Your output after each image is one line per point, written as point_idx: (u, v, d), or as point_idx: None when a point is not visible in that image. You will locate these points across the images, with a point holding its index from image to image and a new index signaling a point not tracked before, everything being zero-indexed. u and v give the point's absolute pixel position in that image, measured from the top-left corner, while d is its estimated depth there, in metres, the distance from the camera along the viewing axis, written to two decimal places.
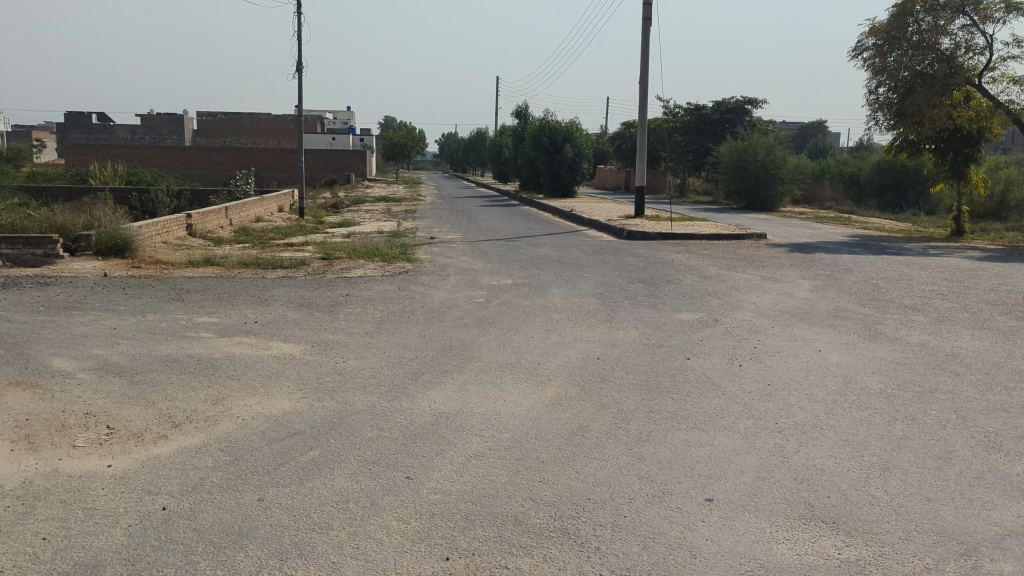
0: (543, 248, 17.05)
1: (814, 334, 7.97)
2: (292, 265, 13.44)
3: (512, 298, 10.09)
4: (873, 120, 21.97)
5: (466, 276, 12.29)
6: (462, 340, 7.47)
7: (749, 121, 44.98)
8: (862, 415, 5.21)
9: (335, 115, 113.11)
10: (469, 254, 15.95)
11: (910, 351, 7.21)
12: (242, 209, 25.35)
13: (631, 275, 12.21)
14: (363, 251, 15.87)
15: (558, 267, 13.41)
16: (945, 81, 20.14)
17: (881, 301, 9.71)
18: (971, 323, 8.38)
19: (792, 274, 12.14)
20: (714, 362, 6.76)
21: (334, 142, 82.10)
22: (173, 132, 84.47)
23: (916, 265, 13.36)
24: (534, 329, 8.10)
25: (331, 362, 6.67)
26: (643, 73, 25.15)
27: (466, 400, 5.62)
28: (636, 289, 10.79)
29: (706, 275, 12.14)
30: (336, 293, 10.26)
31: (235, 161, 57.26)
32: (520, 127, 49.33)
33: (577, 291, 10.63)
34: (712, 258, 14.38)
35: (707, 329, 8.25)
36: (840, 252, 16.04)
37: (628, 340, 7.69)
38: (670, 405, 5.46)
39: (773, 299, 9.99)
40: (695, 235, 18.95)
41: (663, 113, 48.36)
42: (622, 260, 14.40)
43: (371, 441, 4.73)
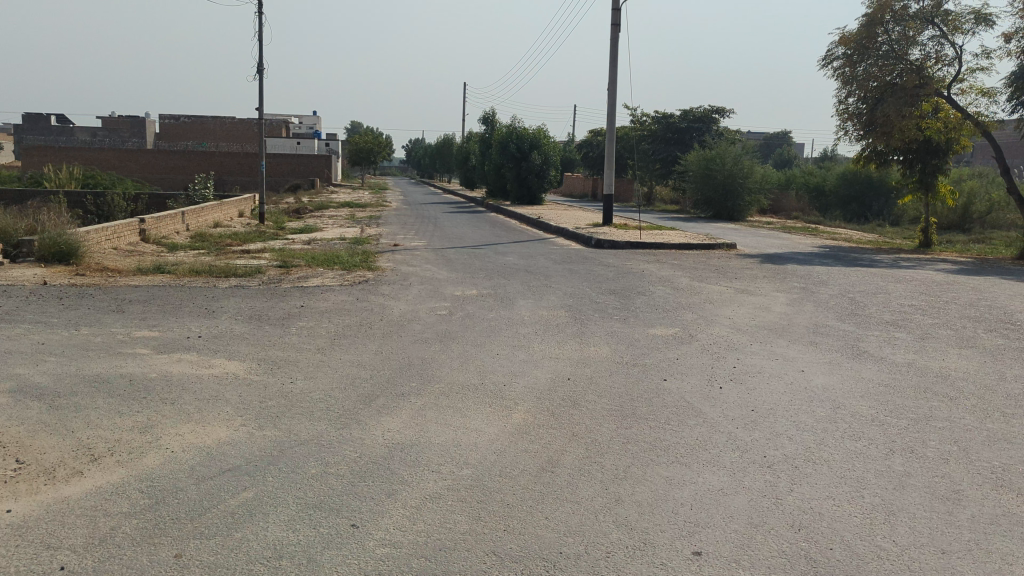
0: (510, 256, 16.56)
1: (795, 352, 7.59)
2: (247, 274, 12.79)
3: (477, 310, 9.59)
4: (842, 130, 21.86)
5: (429, 286, 11.78)
6: (422, 359, 6.94)
7: (716, 130, 45.04)
8: (856, 447, 4.79)
9: (301, 119, 111.72)
10: (433, 262, 15.39)
11: (898, 372, 6.86)
12: (200, 214, 24.51)
13: (601, 286, 11.78)
14: (323, 258, 15.26)
15: (525, 277, 12.93)
16: (915, 92, 20.08)
17: (860, 316, 9.39)
18: (955, 342, 8.09)
19: (766, 287, 11.81)
20: (692, 383, 6.31)
21: (298, 146, 80.97)
22: (134, 135, 82.80)
23: (890, 278, 13.12)
24: (499, 345, 7.60)
25: (277, 384, 6.09)
26: (612, 80, 24.84)
27: (423, 428, 5.10)
28: (607, 302, 10.36)
29: (678, 287, 11.76)
30: (291, 304, 9.65)
31: (196, 164, 56.00)
32: (487, 133, 48.90)
33: (545, 304, 10.16)
34: (683, 269, 14.02)
35: (683, 346, 7.81)
36: (811, 263, 15.78)
37: (599, 357, 7.23)
38: (649, 435, 4.99)
39: (749, 313, 9.61)
40: (665, 245, 18.61)
41: (631, 122, 48.28)
42: (591, 269, 13.98)
43: (314, 479, 4.18)
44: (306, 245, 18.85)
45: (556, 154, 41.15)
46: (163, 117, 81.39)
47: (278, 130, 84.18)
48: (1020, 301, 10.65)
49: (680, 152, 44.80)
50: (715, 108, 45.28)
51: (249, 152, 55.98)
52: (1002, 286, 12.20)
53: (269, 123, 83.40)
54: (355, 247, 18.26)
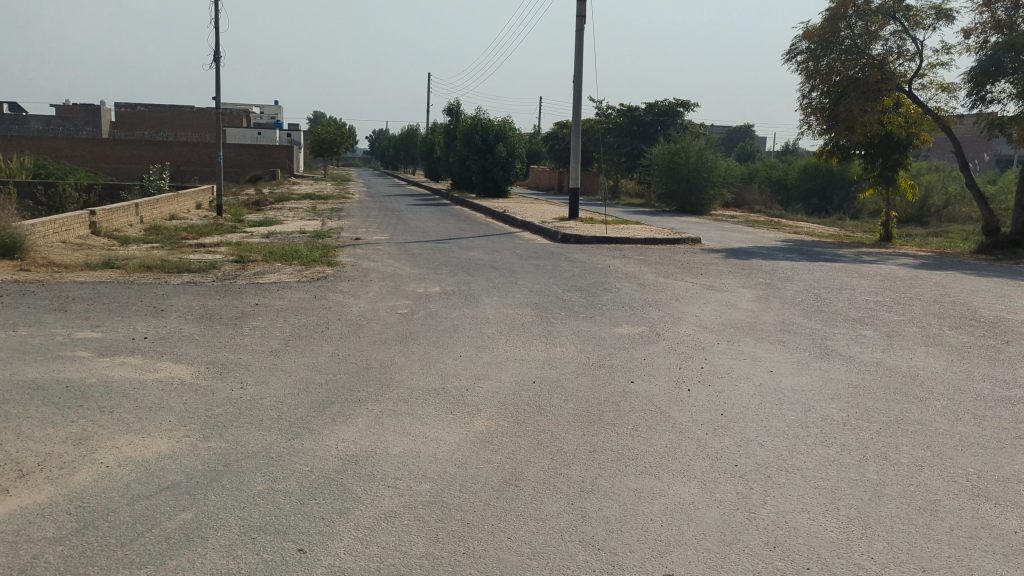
0: (475, 251, 16.29)
1: (762, 351, 7.46)
2: (201, 269, 12.37)
3: (439, 309, 9.33)
4: (805, 124, 21.91)
5: (390, 282, 11.48)
6: (381, 361, 6.67)
7: (681, 123, 45.08)
8: (829, 453, 4.62)
9: (263, 109, 110.05)
10: (396, 257, 15.07)
11: (867, 371, 6.76)
12: (155, 206, 23.85)
13: (566, 282, 11.58)
14: (281, 253, 14.85)
15: (489, 273, 12.69)
16: (877, 87, 20.17)
17: (826, 314, 9.30)
18: (923, 339, 8.02)
19: (732, 283, 11.71)
20: (660, 386, 6.13)
21: (260, 137, 79.70)
22: (90, 124, 80.89)
23: (855, 273, 13.11)
24: (461, 345, 7.35)
25: (226, 390, 5.78)
26: (578, 72, 24.64)
27: (379, 438, 4.84)
28: (573, 299, 10.16)
29: (644, 283, 11.61)
30: (245, 302, 9.30)
31: (154, 155, 54.80)
32: (452, 125, 48.49)
33: (510, 301, 9.92)
34: (649, 264, 13.88)
35: (650, 346, 7.64)
36: (776, 258, 15.75)
37: (565, 358, 7.02)
38: (617, 442, 4.78)
39: (715, 311, 9.47)
40: (630, 240, 18.48)
41: (596, 115, 48.16)
42: (556, 265, 13.78)
43: (260, 497, 3.89)
44: (265, 239, 18.40)
45: (521, 146, 40.87)
46: (119, 105, 79.55)
47: (239, 120, 82.75)
48: (984, 297, 10.67)
49: (645, 145, 44.86)
50: (680, 101, 45.30)
51: (209, 142, 54.89)
52: (965, 281, 12.24)
53: (230, 113, 81.95)
54: (316, 241, 17.85)
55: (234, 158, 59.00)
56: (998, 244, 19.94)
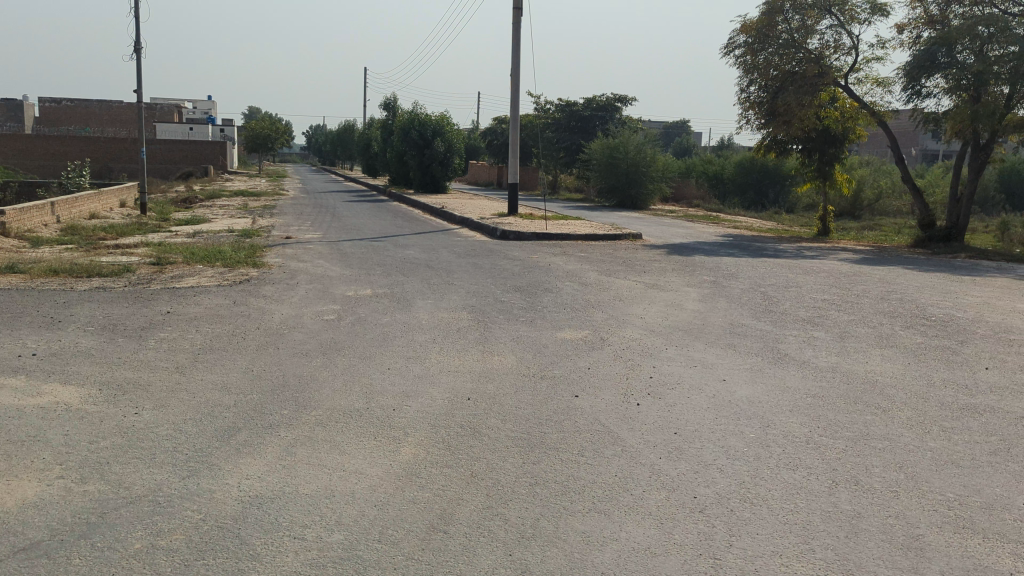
0: (411, 250, 15.62)
1: (712, 357, 7.05)
2: (113, 272, 11.42)
3: (370, 314, 8.66)
4: (744, 119, 21.76)
5: (318, 285, 10.76)
6: (300, 377, 6.01)
7: (619, 118, 44.91)
8: (794, 479, 4.18)
9: (195, 104, 106.90)
10: (327, 257, 14.30)
11: (823, 378, 6.40)
12: (73, 204, 22.48)
13: (506, 283, 11.04)
14: (203, 254, 13.94)
15: (425, 274, 12.06)
16: (814, 81, 20.12)
17: (776, 314, 8.96)
18: (876, 341, 7.73)
19: (676, 281, 11.32)
20: (606, 400, 5.62)
21: (192, 133, 77.26)
22: (11, 119, 77.41)
23: (798, 269, 12.89)
24: (391, 356, 6.74)
25: (116, 416, 5.03)
26: (516, 65, 24.12)
27: (291, 474, 4.21)
28: (512, 301, 9.60)
29: (587, 282, 11.14)
30: (155, 309, 8.48)
31: (79, 151, 52.44)
32: (389, 120, 47.43)
33: (446, 304, 9.33)
34: (591, 262, 13.44)
35: (596, 352, 7.15)
36: (718, 254, 15.47)
37: (503, 368, 6.48)
38: (560, 472, 4.25)
39: (661, 312, 9.03)
40: (571, 236, 18.04)
41: (535, 109, 47.73)
42: (495, 263, 13.24)
43: (138, 560, 3.23)
44: (189, 239, 17.36)
45: (460, 141, 40.26)
46: (42, 100, 76.09)
47: (169, 115, 80.04)
48: (930, 293, 10.51)
49: (584, 140, 44.58)
50: (618, 96, 45.10)
51: (136, 138, 52.72)
52: (907, 277, 12.13)
53: (160, 108, 79.20)
54: (243, 240, 16.93)
55: (164, 154, 56.88)
56: (934, 238, 20.06)
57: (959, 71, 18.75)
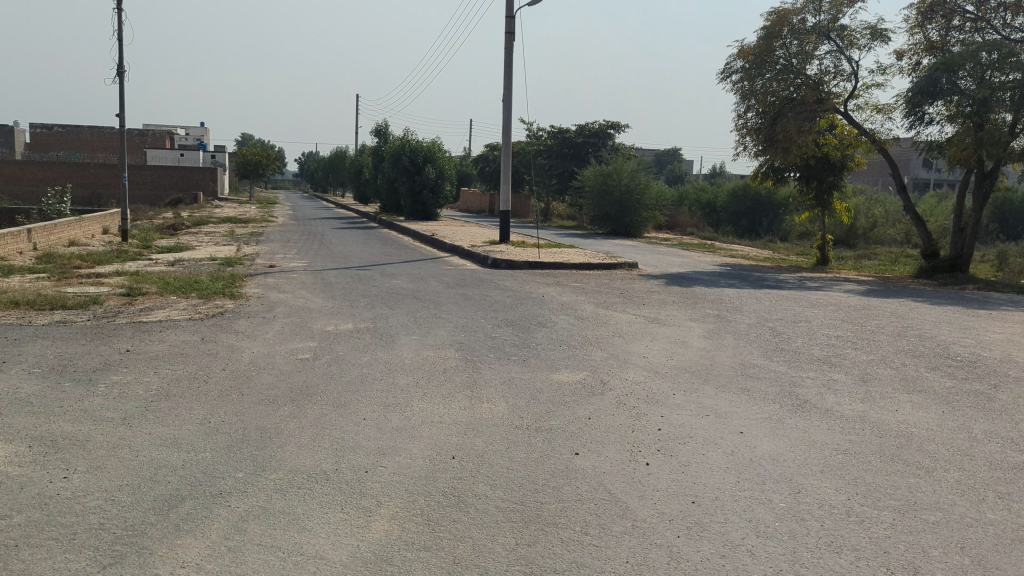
0: (399, 279, 14.94)
1: (725, 404, 6.39)
2: (77, 304, 10.67)
3: (349, 353, 7.96)
4: (741, 145, 21.19)
5: (296, 318, 10.06)
6: (264, 431, 5.29)
7: (613, 145, 44.52)
8: (841, 571, 3.51)
9: (187, 130, 106.50)
10: (310, 287, 13.61)
11: (851, 430, 5.74)
12: (51, 231, 21.68)
13: (497, 316, 10.37)
14: (178, 284, 13.22)
15: (411, 306, 11.37)
16: (813, 107, 19.61)
17: (788, 353, 8.30)
18: (901, 384, 7.08)
19: (678, 314, 10.68)
20: (611, 459, 4.94)
21: (182, 159, 76.70)
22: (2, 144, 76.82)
23: (804, 302, 12.28)
24: (370, 403, 6.06)
25: (38, 481, 4.28)
26: (508, 90, 23.62)
27: (237, 560, 3.50)
28: (504, 336, 8.93)
29: (583, 316, 10.48)
30: (114, 347, 7.75)
31: (66, 176, 51.75)
32: (380, 146, 46.93)
33: (432, 340, 8.64)
34: (586, 293, 12.79)
35: (597, 398, 6.48)
36: (719, 285, 14.86)
37: (494, 418, 5.80)
38: (560, 559, 3.58)
39: (664, 351, 8.35)
40: (565, 265, 17.40)
41: (526, 136, 47.40)
42: (486, 295, 12.58)
43: None
44: (168, 267, 16.63)
45: (451, 167, 39.80)
46: (33, 126, 75.49)
47: (161, 141, 79.48)
48: (948, 329, 9.88)
49: (576, 167, 44.12)
50: (611, 124, 44.75)
51: (118, 163, 51.98)
52: (919, 310, 11.52)
53: (151, 134, 78.69)
54: (224, 269, 16.22)
55: (153, 179, 56.25)
56: (938, 268, 19.49)
57: (962, 97, 18.27)
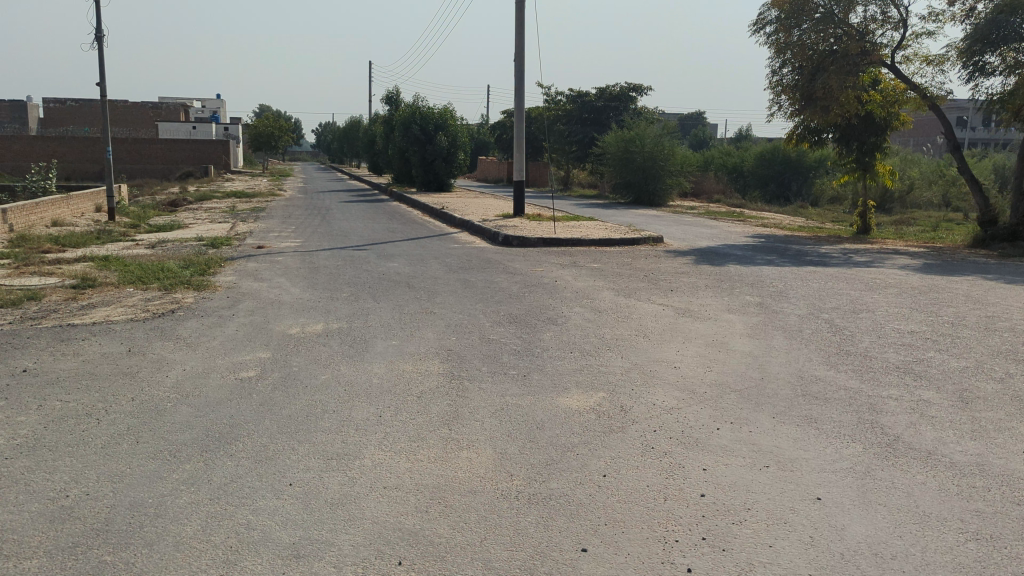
0: (395, 262, 13.30)
1: (789, 448, 4.71)
2: (12, 299, 9.09)
3: (304, 368, 6.38)
4: (776, 104, 19.20)
5: (261, 316, 8.48)
6: (137, 517, 3.70)
7: (634, 108, 42.41)
8: None
9: (203, 103, 105.03)
10: (292, 273, 12.03)
11: (977, 493, 4.06)
12: (35, 212, 20.16)
13: (498, 309, 8.73)
14: (142, 271, 11.63)
15: (401, 296, 9.74)
16: (857, 59, 17.56)
17: (857, 359, 6.59)
18: (1017, 408, 5.34)
19: (714, 304, 9.00)
20: (636, 564, 3.33)
21: (194, 132, 75.28)
22: (17, 122, 76.10)
23: (859, 284, 10.52)
24: (306, 456, 4.47)
25: None
26: (520, 50, 21.77)
27: None
28: (502, 339, 7.32)
29: (601, 308, 8.80)
30: (9, 367, 6.16)
31: (75, 151, 50.38)
32: (392, 115, 45.12)
33: (413, 347, 7.01)
34: (605, 276, 11.08)
35: (614, 439, 4.83)
36: (757, 262, 13.11)
37: (472, 479, 4.19)
38: None
39: (700, 358, 6.69)
40: (582, 240, 15.68)
41: (544, 101, 45.34)
42: (490, 280, 10.96)
43: None
44: (147, 250, 15.10)
45: (464, 135, 38.01)
46: (46, 101, 74.23)
47: (175, 115, 78.10)
48: None
49: (596, 132, 42.01)
50: (632, 85, 42.58)
51: (95, 136, 50.37)
52: (998, 293, 9.70)
53: (164, 107, 77.25)
54: (207, 252, 14.66)
55: (164, 153, 54.75)
56: (997, 237, 17.52)
57: None
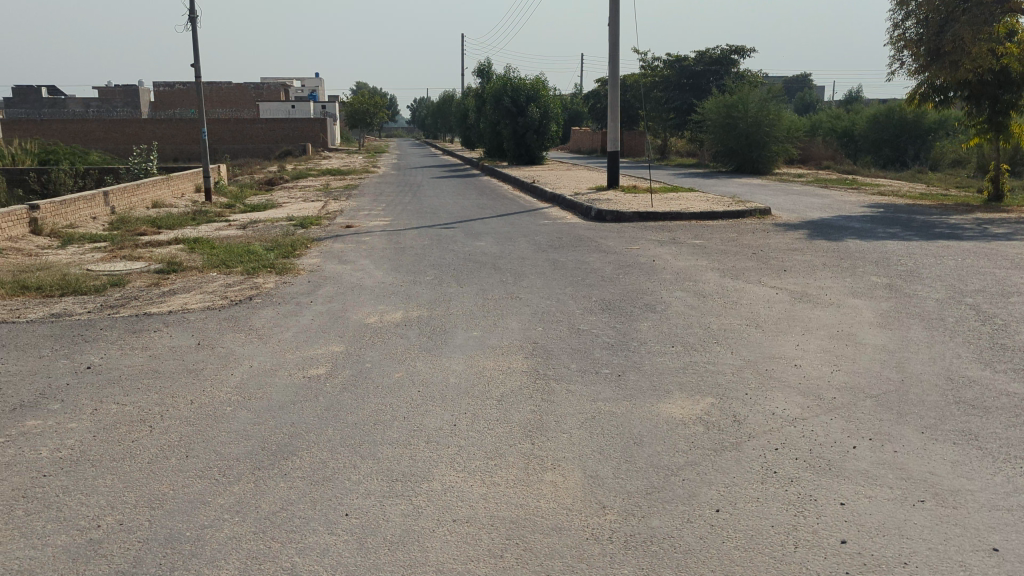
0: (483, 241, 12.73)
1: (950, 478, 3.83)
2: (95, 285, 8.93)
3: (377, 364, 5.84)
4: (897, 61, 17.56)
5: (339, 303, 8.02)
6: (171, 557, 3.19)
7: (736, 72, 40.43)
8: None
9: (303, 82, 107.47)
10: (377, 254, 11.61)
11: None
12: (136, 193, 20.48)
13: (592, 295, 7.99)
14: (227, 254, 11.39)
15: (486, 279, 9.13)
16: (994, 7, 15.77)
17: (1017, 357, 5.56)
18: None
19: (837, 287, 8.00)
20: None
21: (293, 111, 76.86)
22: (129, 106, 79.43)
23: (1004, 261, 9.25)
24: (368, 478, 3.89)
25: None
26: (614, 14, 20.71)
27: None
28: (595, 330, 6.60)
29: (706, 291, 7.94)
30: (75, 363, 5.83)
31: (181, 132, 51.94)
32: (483, 87, 44.54)
33: (495, 340, 6.39)
34: (707, 255, 10.16)
35: (727, 459, 4.07)
36: (879, 235, 11.88)
37: (558, 513, 3.54)
38: None
39: (825, 353, 5.80)
40: (682, 214, 14.71)
41: (640, 67, 43.86)
42: (583, 260, 10.21)
43: None
44: (237, 231, 14.99)
45: (557, 106, 37.08)
46: (156, 85, 77.15)
47: (276, 95, 79.87)
48: None
49: (695, 98, 40.25)
50: (734, 48, 40.57)
51: (195, 118, 51.91)
52: None
53: (264, 88, 79.06)
54: (295, 232, 14.44)
55: (264, 132, 55.92)
56: None
57: None
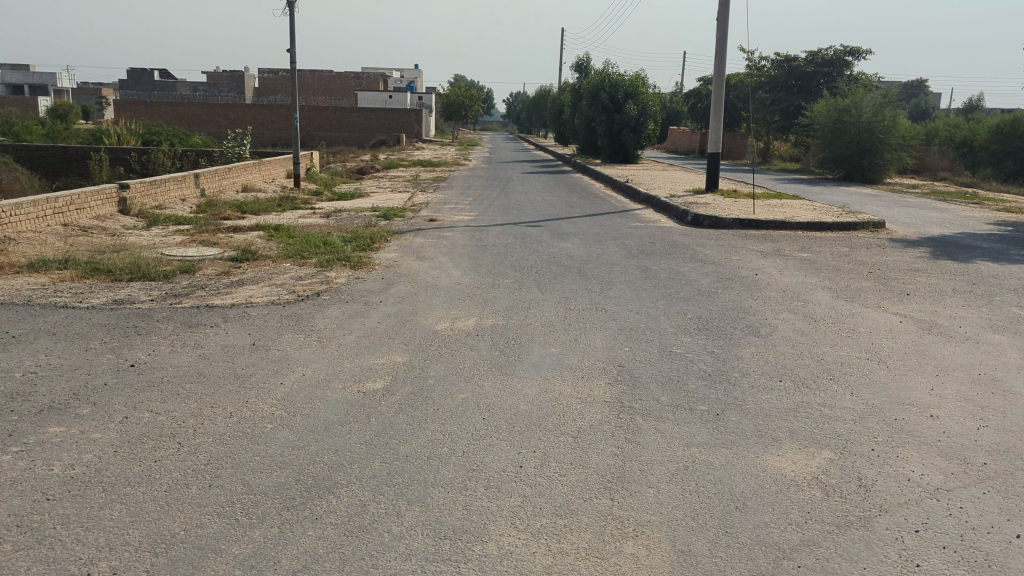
0: (570, 242, 12.01)
1: None
2: (165, 271, 8.63)
3: (441, 381, 5.20)
4: None
5: (409, 305, 7.45)
6: None
7: (849, 74, 38.36)
8: None
9: (403, 72, 108.72)
10: (457, 251, 11.05)
11: None
12: (228, 176, 20.59)
13: (687, 311, 7.17)
14: (304, 243, 11.03)
15: (570, 286, 8.43)
16: None
17: None
18: None
19: (973, 318, 6.95)
20: None
21: (390, 100, 77.73)
22: (234, 91, 81.74)
23: None
24: (412, 532, 3.26)
25: None
26: (724, 8, 19.62)
27: None
28: (691, 354, 5.79)
29: (817, 314, 7.03)
30: (121, 359, 5.41)
31: (282, 117, 52.95)
32: (581, 82, 43.67)
33: (576, 360, 5.68)
34: (817, 271, 9.18)
35: (855, 542, 3.25)
36: (1015, 258, 10.59)
37: None
38: None
39: (968, 403, 4.84)
40: (787, 223, 13.64)
41: (746, 67, 42.23)
42: (678, 269, 9.39)
43: None
44: (320, 219, 14.71)
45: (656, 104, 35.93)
46: (261, 71, 79.18)
47: (375, 84, 80.87)
48: None
49: (803, 100, 38.39)
50: (848, 49, 38.52)
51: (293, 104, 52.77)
52: None
53: (364, 77, 80.17)
54: (377, 223, 14.04)
55: (361, 120, 56.52)
56: None
57: None
